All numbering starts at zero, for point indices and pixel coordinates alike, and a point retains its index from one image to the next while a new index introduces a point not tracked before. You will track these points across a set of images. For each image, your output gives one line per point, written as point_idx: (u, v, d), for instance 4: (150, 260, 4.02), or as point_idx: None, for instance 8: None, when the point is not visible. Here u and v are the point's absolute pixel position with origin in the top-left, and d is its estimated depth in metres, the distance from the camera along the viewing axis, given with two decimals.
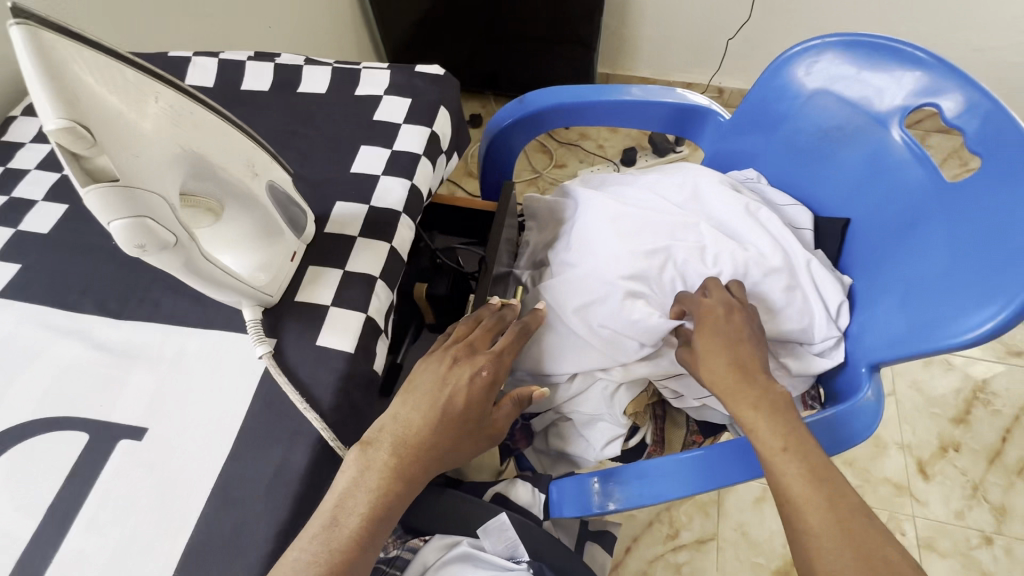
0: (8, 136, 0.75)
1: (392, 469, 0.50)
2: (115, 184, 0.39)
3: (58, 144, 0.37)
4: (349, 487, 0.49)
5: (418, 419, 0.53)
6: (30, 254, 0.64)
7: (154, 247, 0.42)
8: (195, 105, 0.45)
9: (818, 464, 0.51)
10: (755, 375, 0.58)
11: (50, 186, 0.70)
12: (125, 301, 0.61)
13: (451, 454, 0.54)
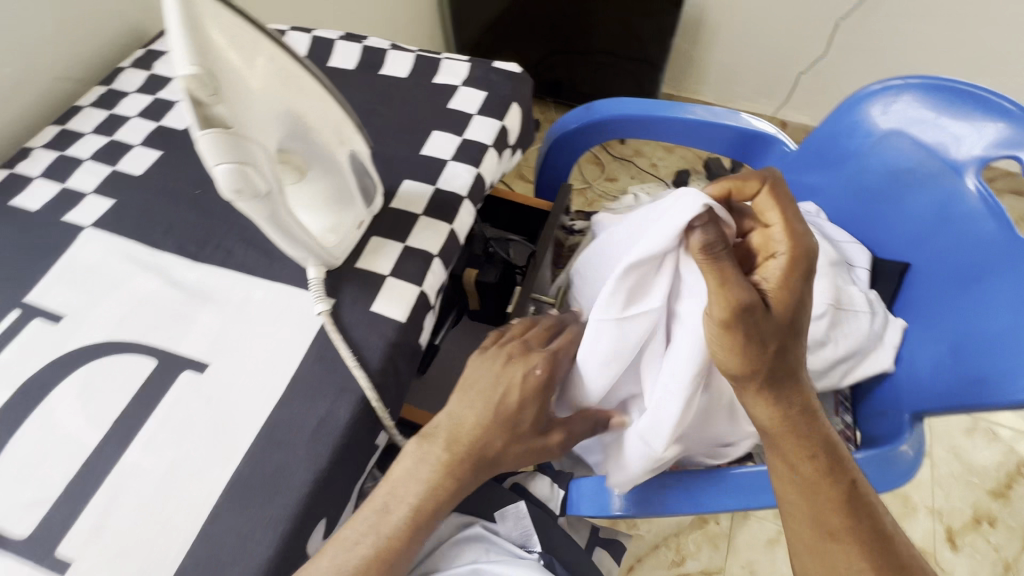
0: (116, 84, 0.82)
1: (446, 465, 0.53)
2: (227, 131, 0.42)
3: (184, 89, 0.40)
4: (404, 477, 0.53)
5: (474, 417, 0.55)
6: (123, 192, 0.70)
7: (249, 194, 0.45)
8: (297, 69, 0.49)
9: (851, 485, 0.53)
10: (796, 374, 0.55)
11: (147, 133, 0.75)
12: (202, 246, 0.65)
13: (504, 453, 0.56)
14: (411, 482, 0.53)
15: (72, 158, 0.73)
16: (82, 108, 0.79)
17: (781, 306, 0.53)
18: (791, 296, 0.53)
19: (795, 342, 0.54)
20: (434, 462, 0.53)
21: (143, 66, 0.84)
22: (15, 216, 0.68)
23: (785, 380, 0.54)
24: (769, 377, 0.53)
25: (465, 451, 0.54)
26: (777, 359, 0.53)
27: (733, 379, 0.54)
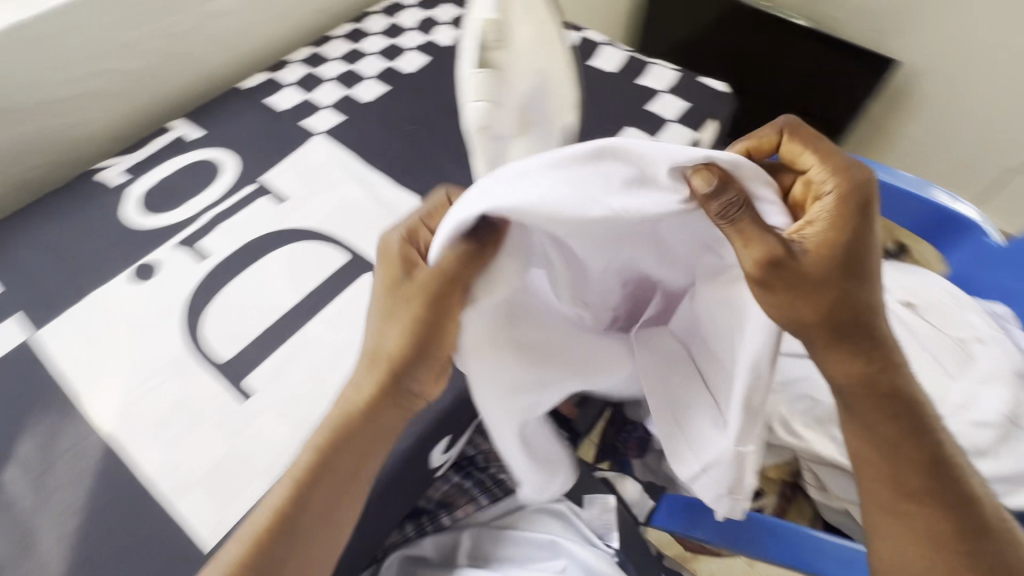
0: (363, 24, 0.94)
1: (310, 460, 0.44)
2: (496, 71, 0.47)
3: (480, 31, 0.48)
4: (348, 407, 0.45)
5: (392, 330, 0.43)
6: (351, 113, 0.80)
7: (489, 132, 0.48)
8: (560, 44, 0.53)
9: (929, 445, 0.45)
10: (851, 308, 0.40)
11: (380, 70, 0.86)
12: (404, 174, 0.73)
13: (340, 405, 0.45)
14: (349, 423, 0.44)
15: (318, 76, 0.86)
16: (334, 37, 0.92)
17: (866, 248, 0.39)
18: (863, 230, 0.39)
19: (867, 277, 0.40)
20: (354, 394, 0.45)
21: (389, 13, 0.96)
22: (268, 111, 0.81)
23: (869, 332, 0.41)
24: (835, 332, 0.41)
25: (385, 363, 0.44)
26: (845, 300, 0.39)
27: (800, 339, 0.42)
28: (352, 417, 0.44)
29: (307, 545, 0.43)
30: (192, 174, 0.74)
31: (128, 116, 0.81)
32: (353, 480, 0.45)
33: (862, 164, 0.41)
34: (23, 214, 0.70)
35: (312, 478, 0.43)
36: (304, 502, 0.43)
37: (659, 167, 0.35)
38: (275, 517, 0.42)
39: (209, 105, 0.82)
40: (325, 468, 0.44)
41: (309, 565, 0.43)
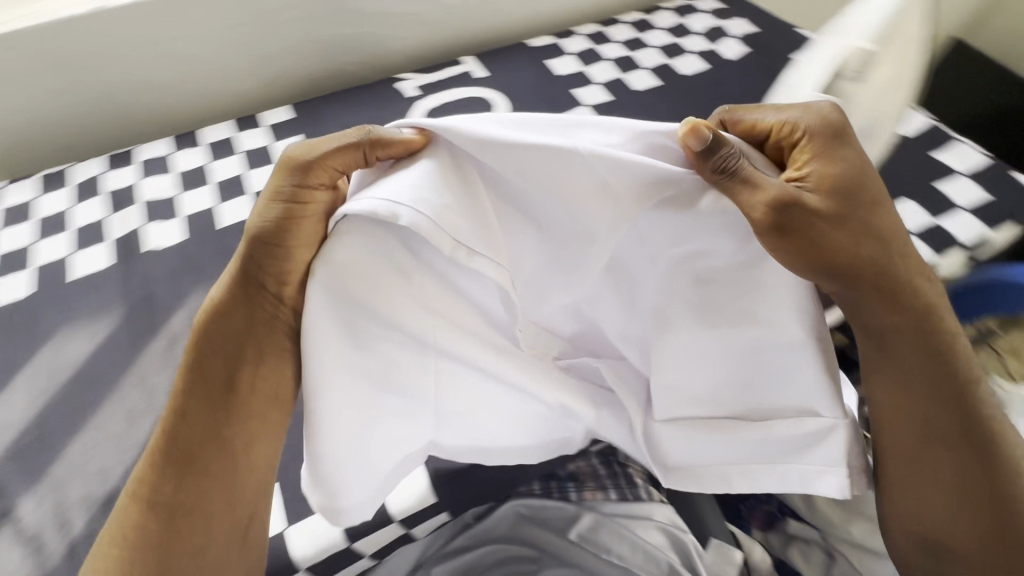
0: (651, 16, 0.96)
1: (128, 510, 0.43)
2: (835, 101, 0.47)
3: (844, 57, 0.47)
4: (213, 322, 0.42)
5: (258, 208, 0.40)
6: (619, 96, 0.83)
7: None
8: (898, 103, 0.52)
9: (961, 398, 0.45)
10: (879, 262, 0.42)
11: (656, 64, 0.88)
12: None
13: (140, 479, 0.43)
14: (220, 326, 0.42)
15: (598, 53, 0.89)
16: (622, 22, 0.95)
17: (849, 171, 0.41)
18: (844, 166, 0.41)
19: (875, 209, 0.42)
20: (224, 280, 0.42)
21: (679, 13, 0.96)
22: (546, 72, 0.86)
23: (898, 290, 0.43)
24: (856, 279, 0.42)
25: (248, 242, 0.40)
26: (851, 232, 0.41)
27: (849, 296, 0.43)
28: (218, 327, 0.42)
29: (208, 477, 0.42)
30: (469, 106, 0.82)
31: (432, 43, 0.93)
32: (239, 396, 0.42)
33: (827, 102, 0.45)
34: (336, 98, 0.84)
35: (207, 395, 0.42)
36: (193, 414, 0.42)
37: (660, 141, 0.40)
38: (183, 443, 0.42)
39: (498, 52, 0.90)
40: (199, 393, 0.42)
41: (226, 494, 0.42)
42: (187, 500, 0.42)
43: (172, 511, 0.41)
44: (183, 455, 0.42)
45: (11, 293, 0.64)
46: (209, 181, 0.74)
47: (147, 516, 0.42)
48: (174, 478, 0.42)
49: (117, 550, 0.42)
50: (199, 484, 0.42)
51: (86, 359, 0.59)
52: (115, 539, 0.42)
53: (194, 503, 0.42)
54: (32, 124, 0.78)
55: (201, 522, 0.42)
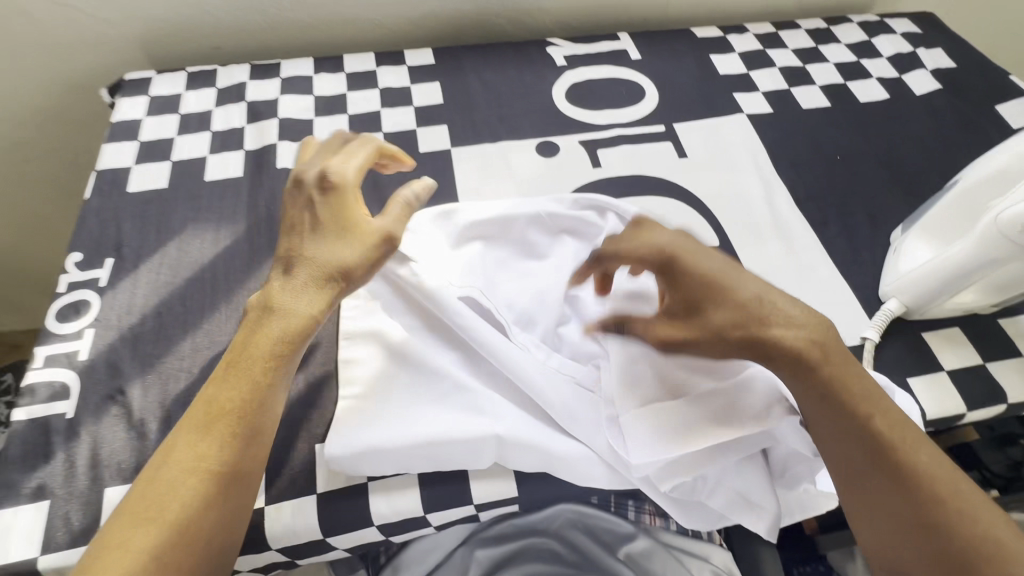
0: (835, 28, 0.86)
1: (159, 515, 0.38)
2: None
3: None
4: (277, 321, 0.44)
5: (349, 253, 0.46)
6: (781, 110, 0.75)
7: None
8: None
9: (920, 481, 0.39)
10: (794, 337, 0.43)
11: (830, 83, 0.79)
12: (807, 198, 0.67)
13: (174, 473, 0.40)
14: (284, 326, 0.44)
15: (767, 58, 0.81)
16: (800, 27, 0.86)
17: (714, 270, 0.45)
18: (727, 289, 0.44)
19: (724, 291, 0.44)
20: (319, 282, 0.45)
21: (868, 30, 0.85)
22: (706, 68, 0.79)
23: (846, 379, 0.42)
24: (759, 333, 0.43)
25: (329, 276, 0.45)
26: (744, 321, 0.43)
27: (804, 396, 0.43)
28: (297, 324, 0.44)
29: (257, 438, 0.42)
30: (617, 88, 0.77)
31: (590, 12, 0.87)
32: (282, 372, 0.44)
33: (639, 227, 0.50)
34: (481, 50, 0.81)
35: (253, 367, 0.43)
36: (246, 373, 0.43)
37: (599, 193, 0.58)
38: (219, 402, 0.42)
39: (657, 36, 0.84)
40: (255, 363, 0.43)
41: (262, 455, 0.43)
42: (246, 463, 0.42)
43: (237, 472, 0.41)
44: (232, 420, 0.42)
45: (148, 181, 0.66)
46: (345, 111, 0.73)
47: (193, 477, 0.40)
48: (224, 442, 0.41)
49: (155, 527, 0.38)
50: (247, 448, 0.42)
51: (207, 262, 0.60)
52: (143, 515, 0.38)
53: (245, 465, 0.42)
54: (192, 19, 0.80)
55: (246, 486, 0.42)
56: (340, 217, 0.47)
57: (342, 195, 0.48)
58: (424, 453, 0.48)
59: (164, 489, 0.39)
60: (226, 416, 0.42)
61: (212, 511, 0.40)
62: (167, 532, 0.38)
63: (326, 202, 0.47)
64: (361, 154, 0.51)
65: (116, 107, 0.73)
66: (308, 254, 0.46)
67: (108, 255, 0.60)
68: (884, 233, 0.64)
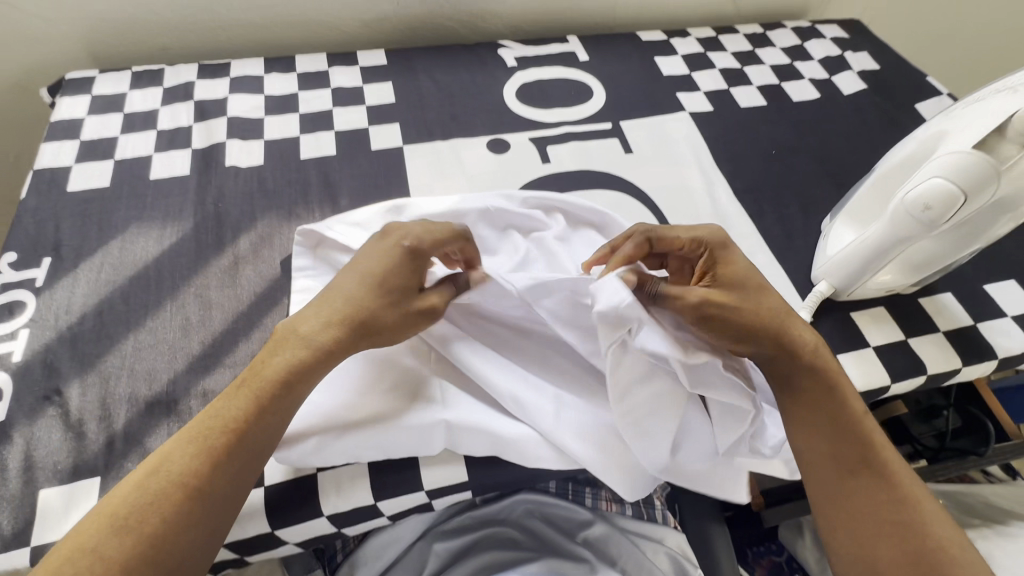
0: (770, 33, 0.91)
1: (146, 511, 0.38)
2: (992, 163, 0.47)
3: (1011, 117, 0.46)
4: (299, 348, 0.45)
5: (394, 322, 0.47)
6: (721, 109, 0.79)
7: (926, 212, 0.50)
8: None
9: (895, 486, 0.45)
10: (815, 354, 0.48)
11: (766, 83, 0.83)
12: (745, 190, 0.70)
13: (162, 476, 0.40)
14: (304, 363, 0.44)
15: (707, 60, 0.85)
16: (738, 32, 0.90)
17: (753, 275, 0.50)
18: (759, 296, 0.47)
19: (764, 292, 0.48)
20: (329, 323, 0.46)
21: (801, 36, 0.91)
22: (650, 69, 0.83)
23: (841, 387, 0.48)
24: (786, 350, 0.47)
25: (356, 325, 0.46)
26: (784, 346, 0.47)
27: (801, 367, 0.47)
28: (312, 356, 0.45)
29: (241, 464, 0.41)
30: (566, 88, 0.79)
31: (540, 16, 0.90)
32: (290, 399, 0.44)
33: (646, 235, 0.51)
34: (433, 52, 0.82)
35: (259, 391, 0.43)
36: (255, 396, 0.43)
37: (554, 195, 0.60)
38: (224, 417, 0.42)
39: (604, 39, 0.87)
40: (264, 387, 0.43)
41: (241, 482, 0.42)
42: (242, 483, 0.42)
43: (232, 491, 0.41)
44: (224, 437, 0.41)
45: (89, 181, 0.64)
46: (296, 110, 0.73)
47: (166, 491, 0.39)
48: (207, 459, 0.40)
49: (124, 536, 0.37)
50: (227, 470, 0.41)
51: (151, 260, 0.59)
52: (118, 521, 0.38)
53: (215, 487, 0.40)
54: (137, 19, 0.78)
55: (215, 506, 0.40)
56: (400, 272, 0.47)
57: (418, 261, 0.48)
58: (369, 440, 0.47)
59: (145, 501, 0.39)
60: (226, 432, 0.42)
61: (178, 527, 0.39)
62: (130, 542, 0.37)
63: (397, 256, 0.47)
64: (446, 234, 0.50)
65: (55, 106, 0.71)
66: (362, 302, 0.46)
67: (45, 255, 0.58)
68: (816, 221, 0.68)
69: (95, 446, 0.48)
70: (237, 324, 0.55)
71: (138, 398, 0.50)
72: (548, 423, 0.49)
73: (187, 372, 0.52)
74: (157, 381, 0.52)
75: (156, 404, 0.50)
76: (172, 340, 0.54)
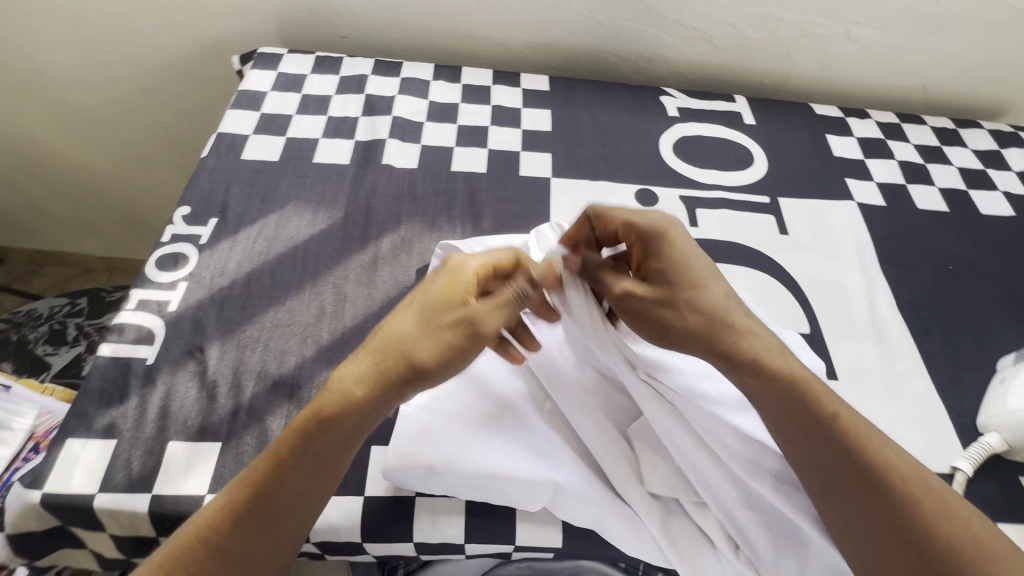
0: (963, 131, 0.82)
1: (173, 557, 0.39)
2: None
3: None
4: (335, 400, 0.42)
5: (427, 342, 0.42)
6: (894, 206, 0.72)
7: None
8: None
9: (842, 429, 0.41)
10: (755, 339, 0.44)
11: (950, 187, 0.75)
12: (911, 303, 0.63)
13: (193, 528, 0.40)
14: (325, 423, 0.42)
15: (886, 148, 0.78)
16: (925, 123, 0.82)
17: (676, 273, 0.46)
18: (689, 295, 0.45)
19: (694, 290, 0.45)
20: (366, 378, 0.42)
21: (1000, 141, 0.81)
22: (821, 147, 0.77)
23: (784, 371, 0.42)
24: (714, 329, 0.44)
25: (389, 352, 0.43)
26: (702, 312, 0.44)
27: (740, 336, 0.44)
28: (335, 409, 0.42)
29: (263, 524, 0.40)
30: (726, 150, 0.75)
31: (710, 67, 0.87)
32: (305, 452, 0.41)
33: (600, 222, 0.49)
34: (596, 86, 0.82)
35: (282, 445, 0.42)
36: (286, 461, 0.41)
37: None
38: (250, 477, 0.41)
39: (776, 104, 0.82)
40: (283, 439, 0.42)
41: (267, 541, 0.41)
42: (259, 551, 0.40)
43: (247, 559, 0.40)
44: (237, 495, 0.41)
45: (261, 153, 0.68)
46: (455, 121, 0.74)
47: (193, 546, 0.39)
48: (229, 519, 0.40)
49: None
50: (248, 533, 0.40)
51: (301, 245, 0.61)
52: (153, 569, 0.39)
53: (235, 548, 0.40)
54: (329, 7, 0.83)
55: (246, 567, 0.40)
56: (436, 283, 0.45)
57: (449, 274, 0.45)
58: (475, 481, 0.46)
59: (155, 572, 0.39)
60: (249, 491, 0.41)
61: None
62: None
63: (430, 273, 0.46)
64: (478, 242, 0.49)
65: (245, 75, 0.77)
66: (391, 326, 0.44)
67: (212, 215, 0.62)
68: (991, 358, 0.60)
69: (222, 411, 0.50)
70: (366, 322, 0.57)
71: (266, 375, 0.52)
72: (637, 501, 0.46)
73: (313, 360, 0.54)
74: (285, 361, 0.53)
75: (282, 385, 0.52)
76: (307, 323, 0.56)
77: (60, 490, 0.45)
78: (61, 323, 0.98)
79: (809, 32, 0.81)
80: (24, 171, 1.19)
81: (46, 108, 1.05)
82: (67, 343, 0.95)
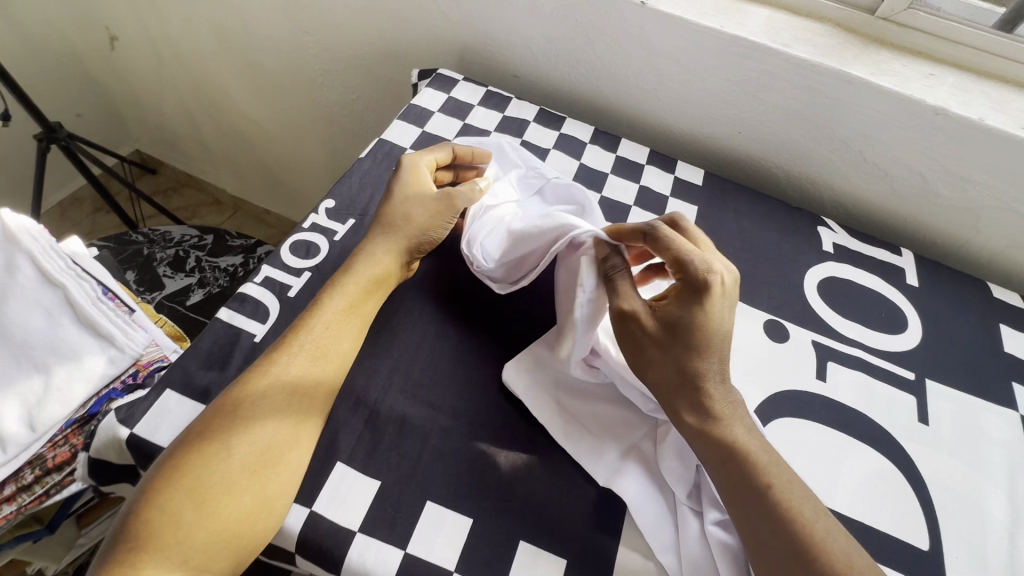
0: None
1: (248, 388, 0.48)
2: None
3: None
4: (371, 274, 0.55)
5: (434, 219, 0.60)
6: None
7: None
8: None
9: (741, 459, 0.46)
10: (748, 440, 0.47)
11: None
12: None
13: (264, 368, 0.49)
14: (355, 273, 0.55)
15: None
16: None
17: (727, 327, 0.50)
18: (688, 346, 0.49)
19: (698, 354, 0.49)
20: (383, 272, 0.56)
21: None
22: (989, 335, 0.68)
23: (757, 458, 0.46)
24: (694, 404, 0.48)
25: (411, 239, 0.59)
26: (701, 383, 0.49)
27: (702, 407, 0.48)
28: (374, 273, 0.56)
29: (322, 369, 0.50)
30: (875, 303, 0.69)
31: (880, 208, 0.80)
32: (335, 294, 0.54)
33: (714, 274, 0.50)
34: (751, 195, 0.78)
35: (336, 309, 0.53)
36: (340, 319, 0.52)
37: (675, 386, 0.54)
38: (313, 334, 0.51)
39: (946, 270, 0.74)
40: (336, 303, 0.53)
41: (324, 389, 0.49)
42: (314, 397, 0.49)
43: (304, 403, 0.48)
44: (292, 331, 0.51)
45: None
46: (600, 190, 0.73)
47: (263, 382, 0.48)
48: (297, 363, 0.49)
49: (229, 441, 0.45)
50: (309, 382, 0.49)
51: (420, 273, 0.62)
52: (229, 404, 0.47)
53: (300, 389, 0.48)
54: (512, 47, 0.86)
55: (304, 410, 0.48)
56: (406, 186, 0.61)
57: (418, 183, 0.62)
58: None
59: (230, 416, 0.46)
60: (315, 345, 0.50)
61: (289, 437, 0.46)
62: (257, 446, 0.45)
63: (410, 172, 0.62)
64: (435, 154, 0.64)
65: (420, 90, 0.81)
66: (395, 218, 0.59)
67: (352, 216, 0.65)
68: None
69: None
70: (460, 371, 0.55)
71: (352, 390, 0.53)
72: (640, 522, 0.49)
73: (400, 391, 0.53)
74: (374, 383, 0.54)
75: (363, 404, 0.52)
76: (403, 349, 0.56)
77: (144, 437, 0.47)
78: (185, 251, 1.07)
79: (1012, 208, 0.72)
80: (201, 107, 1.34)
81: (238, 63, 1.18)
82: (184, 270, 1.04)
